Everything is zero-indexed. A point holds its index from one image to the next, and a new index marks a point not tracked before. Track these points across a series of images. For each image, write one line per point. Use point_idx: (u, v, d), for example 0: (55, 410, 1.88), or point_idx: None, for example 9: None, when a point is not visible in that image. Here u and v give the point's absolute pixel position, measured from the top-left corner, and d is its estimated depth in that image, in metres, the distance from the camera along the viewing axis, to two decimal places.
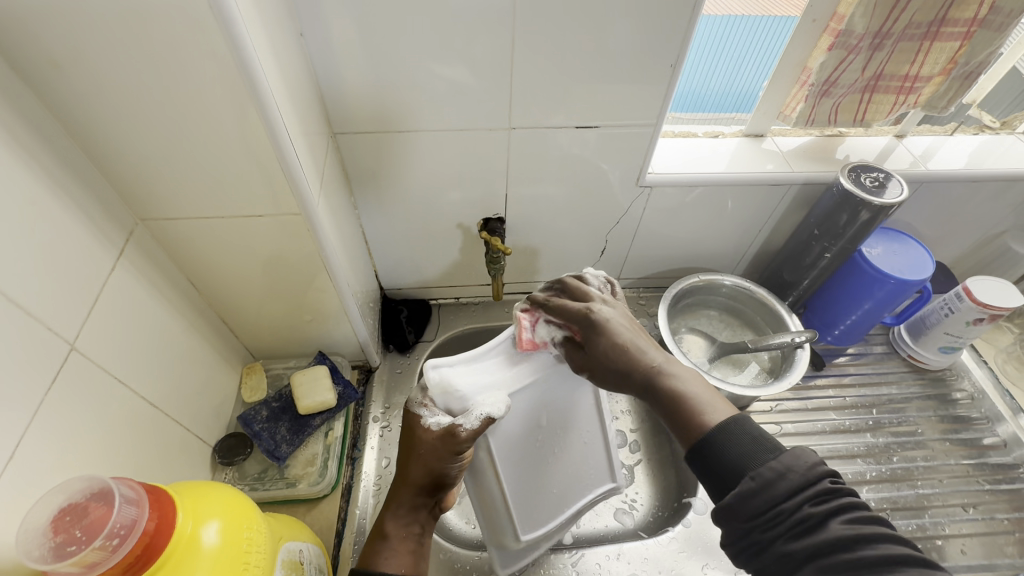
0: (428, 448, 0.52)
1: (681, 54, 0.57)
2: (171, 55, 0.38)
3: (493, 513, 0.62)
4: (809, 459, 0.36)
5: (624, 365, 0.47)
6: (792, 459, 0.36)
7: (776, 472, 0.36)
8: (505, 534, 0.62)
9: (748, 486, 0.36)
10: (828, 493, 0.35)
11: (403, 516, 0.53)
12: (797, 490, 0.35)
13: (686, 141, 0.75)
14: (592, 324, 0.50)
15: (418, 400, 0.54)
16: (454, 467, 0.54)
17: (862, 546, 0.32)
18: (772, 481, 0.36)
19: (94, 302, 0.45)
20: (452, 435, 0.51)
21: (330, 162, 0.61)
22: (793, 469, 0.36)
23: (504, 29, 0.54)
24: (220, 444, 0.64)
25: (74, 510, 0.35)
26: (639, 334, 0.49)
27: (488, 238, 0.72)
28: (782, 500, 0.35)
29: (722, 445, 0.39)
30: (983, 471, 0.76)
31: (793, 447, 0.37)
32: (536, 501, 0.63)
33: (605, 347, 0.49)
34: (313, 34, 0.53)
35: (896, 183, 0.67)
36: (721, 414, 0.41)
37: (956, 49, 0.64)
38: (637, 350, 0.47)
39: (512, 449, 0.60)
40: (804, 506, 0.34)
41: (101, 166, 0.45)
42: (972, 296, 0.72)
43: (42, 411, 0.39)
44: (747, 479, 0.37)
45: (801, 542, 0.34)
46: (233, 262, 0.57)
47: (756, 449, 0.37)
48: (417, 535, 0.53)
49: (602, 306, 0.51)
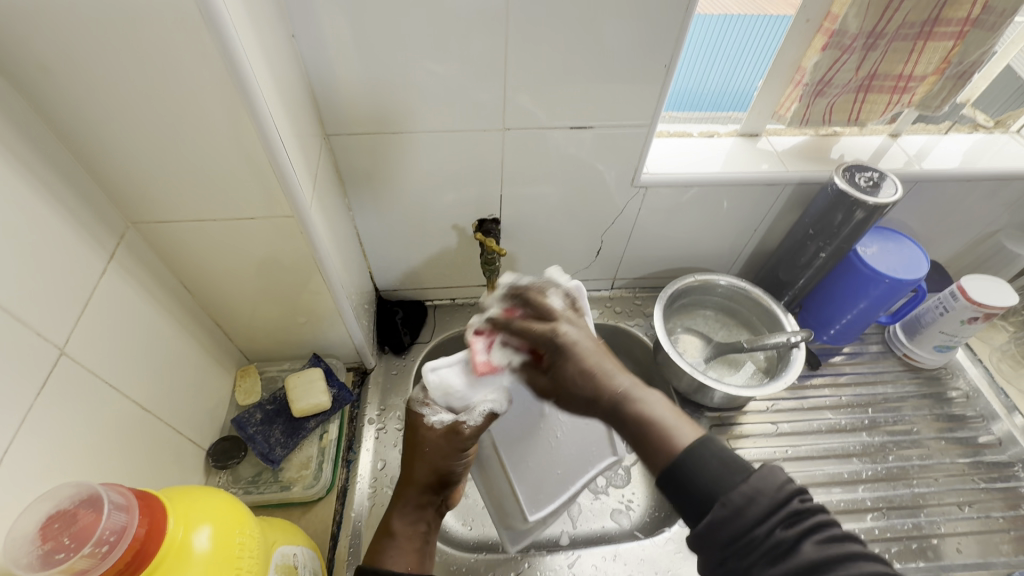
0: (433, 445, 0.56)
1: (675, 55, 0.57)
2: (161, 56, 0.38)
3: (500, 497, 0.65)
4: (777, 479, 0.36)
5: (591, 392, 0.46)
6: (761, 481, 0.36)
7: (747, 497, 0.36)
8: (513, 516, 0.65)
9: (722, 513, 0.36)
10: (797, 514, 0.35)
11: (409, 515, 0.55)
12: (769, 514, 0.35)
13: (681, 140, 0.75)
14: (557, 347, 0.48)
15: (421, 399, 0.58)
16: (459, 464, 0.57)
17: (836, 568, 0.33)
18: (744, 506, 0.35)
19: (85, 307, 0.44)
20: (455, 433, 0.55)
21: (324, 163, 0.61)
22: (763, 492, 0.36)
23: (497, 30, 0.54)
24: (215, 448, 0.64)
25: (63, 516, 0.34)
26: (604, 358, 0.47)
27: (483, 239, 0.72)
28: (755, 525, 0.35)
29: (692, 470, 0.38)
30: (978, 469, 0.76)
31: (760, 470, 0.36)
32: (539, 482, 0.65)
33: (572, 372, 0.47)
34: (305, 34, 0.52)
35: (890, 183, 0.67)
36: (690, 435, 0.41)
37: (949, 48, 0.64)
38: (603, 374, 0.46)
39: (510, 436, 0.65)
40: (776, 530, 0.35)
41: (91, 169, 0.45)
42: (966, 295, 0.72)
43: (31, 417, 0.39)
44: (720, 505, 0.36)
45: (778, 566, 0.34)
46: (226, 264, 0.57)
47: (725, 473, 0.37)
48: (422, 534, 0.55)
49: (567, 327, 0.49)
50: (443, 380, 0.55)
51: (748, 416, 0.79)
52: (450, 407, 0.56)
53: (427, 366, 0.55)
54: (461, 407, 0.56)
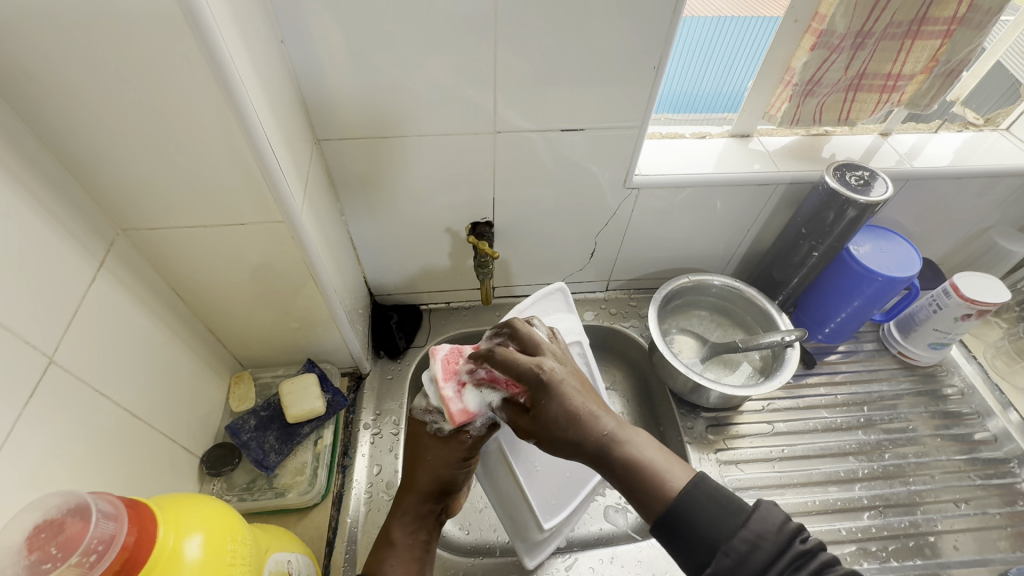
0: (435, 455, 0.55)
1: (664, 56, 0.58)
2: (145, 57, 0.38)
3: (512, 506, 0.64)
4: (776, 522, 0.36)
5: (575, 435, 0.43)
6: (761, 524, 0.37)
7: (748, 543, 0.36)
8: (529, 527, 0.63)
9: (725, 561, 0.36)
10: (800, 556, 0.35)
11: (409, 524, 0.54)
12: (772, 560, 0.35)
13: (673, 141, 0.76)
14: (541, 385, 0.44)
15: (423, 408, 0.56)
16: (461, 472, 0.56)
17: None
18: (746, 552, 0.36)
19: (75, 312, 0.44)
20: (458, 440, 0.54)
21: (315, 168, 0.61)
22: (764, 536, 0.36)
23: (486, 34, 0.54)
24: (208, 456, 0.64)
25: (49, 527, 0.34)
26: (592, 396, 0.44)
27: (476, 242, 0.72)
28: (761, 571, 0.35)
29: (690, 515, 0.38)
30: (974, 466, 0.76)
31: (757, 512, 0.37)
32: (549, 485, 0.65)
33: (558, 414, 0.43)
34: (294, 40, 0.52)
35: (881, 182, 0.67)
36: (682, 476, 0.40)
37: (937, 47, 0.65)
38: (590, 418, 0.43)
39: (520, 441, 0.65)
40: (782, 575, 0.35)
41: (78, 174, 0.44)
42: (959, 291, 0.72)
43: (22, 422, 0.39)
44: (723, 553, 0.36)
45: None
46: (219, 271, 0.57)
47: (724, 514, 0.38)
48: (423, 542, 0.54)
49: (552, 363, 0.46)
50: (443, 384, 0.54)
51: (744, 416, 0.79)
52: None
53: (425, 375, 0.55)
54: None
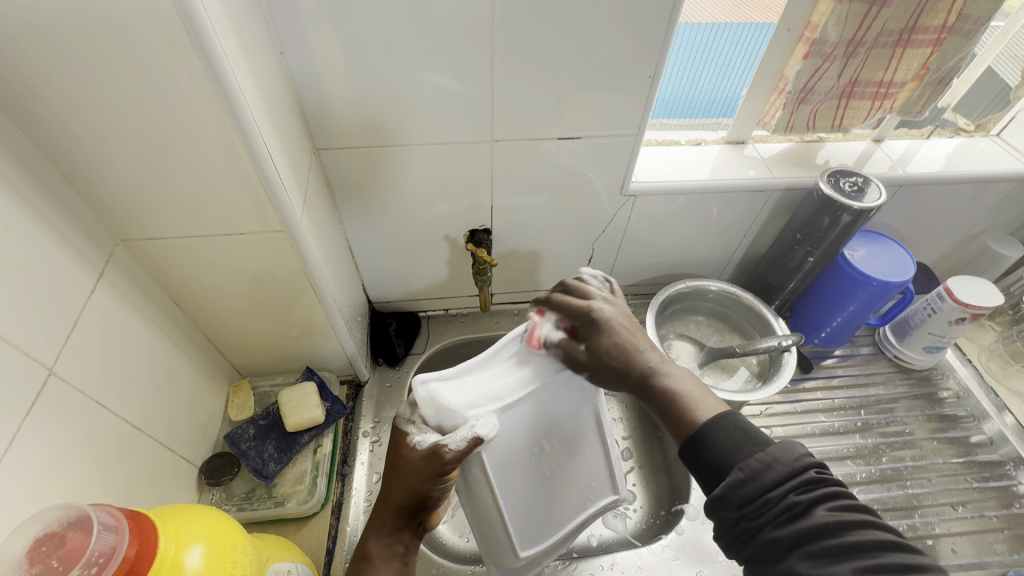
0: (410, 466, 0.49)
1: (659, 65, 0.58)
2: (144, 71, 0.38)
3: (490, 533, 0.58)
4: (796, 452, 0.37)
5: (624, 364, 0.49)
6: (781, 451, 0.38)
7: (764, 463, 0.37)
8: (503, 555, 0.60)
9: (738, 476, 0.38)
10: (813, 483, 0.36)
11: (386, 536, 0.51)
12: (783, 480, 0.36)
13: (669, 148, 0.77)
14: (593, 322, 0.52)
15: (407, 417, 0.52)
16: (438, 488, 0.51)
17: (845, 531, 0.34)
18: (760, 471, 0.37)
19: (75, 324, 0.45)
20: (436, 454, 0.48)
21: (314, 177, 0.61)
22: (781, 460, 0.37)
23: (484, 42, 0.54)
24: (206, 466, 0.63)
25: (51, 539, 0.34)
26: (637, 335, 0.51)
27: (474, 249, 0.72)
28: (769, 489, 0.37)
29: (713, 436, 0.40)
30: (971, 468, 0.76)
31: (779, 441, 0.38)
32: (535, 518, 0.60)
33: (607, 345, 0.51)
34: (293, 50, 0.53)
35: (874, 188, 0.68)
36: (712, 408, 0.43)
37: (927, 55, 0.66)
38: (635, 348, 0.50)
39: (505, 465, 0.56)
40: (789, 495, 0.36)
41: (78, 186, 0.45)
42: (953, 295, 0.73)
43: (24, 430, 0.39)
44: (737, 469, 0.38)
45: (787, 530, 0.35)
46: (218, 281, 0.57)
47: (746, 442, 0.39)
48: (401, 555, 0.51)
49: (603, 305, 0.53)
50: (434, 395, 0.50)
51: None
52: (438, 427, 0.50)
53: (417, 379, 0.50)
54: (452, 428, 0.51)
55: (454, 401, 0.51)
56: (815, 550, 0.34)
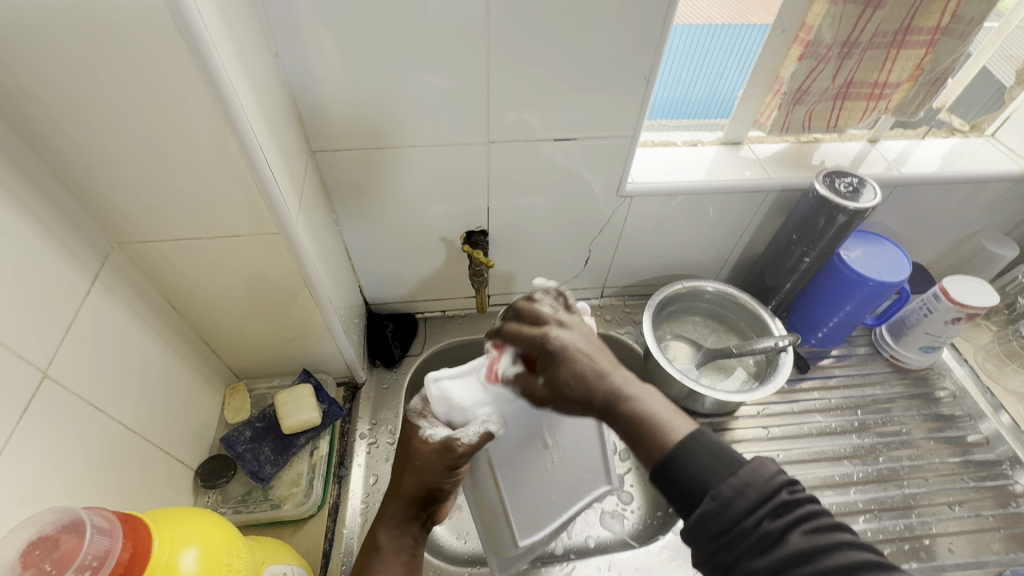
0: (423, 459, 0.51)
1: (655, 67, 0.59)
2: (140, 74, 0.38)
3: (492, 522, 0.60)
4: (766, 473, 0.37)
5: (585, 394, 0.46)
6: (751, 475, 0.37)
7: (735, 490, 0.37)
8: (503, 544, 0.61)
9: (711, 506, 0.37)
10: (785, 505, 0.36)
11: (395, 528, 0.51)
12: (757, 506, 0.36)
13: (665, 148, 0.77)
14: (549, 353, 0.48)
15: (418, 411, 0.54)
16: (448, 481, 0.52)
17: (821, 555, 0.34)
18: (732, 498, 0.36)
19: (70, 326, 0.44)
20: (449, 448, 0.50)
21: (310, 179, 0.61)
22: (752, 485, 0.37)
23: (480, 43, 0.54)
24: (202, 468, 0.63)
25: (44, 543, 0.34)
26: (598, 358, 0.47)
27: (472, 251, 0.73)
28: (744, 516, 0.36)
29: (683, 461, 0.39)
30: (968, 468, 0.77)
31: (749, 463, 0.37)
32: (534, 508, 0.62)
33: (566, 375, 0.47)
34: (288, 52, 0.53)
35: (870, 188, 0.68)
36: (683, 430, 0.42)
37: (921, 56, 0.66)
38: (596, 374, 0.46)
39: (509, 455, 0.60)
40: (764, 521, 0.35)
41: (71, 187, 0.45)
42: (948, 295, 0.73)
43: (18, 433, 0.39)
44: (709, 498, 0.37)
45: (766, 557, 0.35)
46: (214, 284, 0.57)
47: (717, 465, 0.38)
48: (410, 548, 0.51)
49: (559, 331, 0.49)
50: (445, 393, 0.52)
51: (739, 421, 0.80)
52: (449, 423, 0.52)
53: (431, 377, 0.53)
54: (462, 424, 0.53)
55: (464, 398, 0.53)
56: None
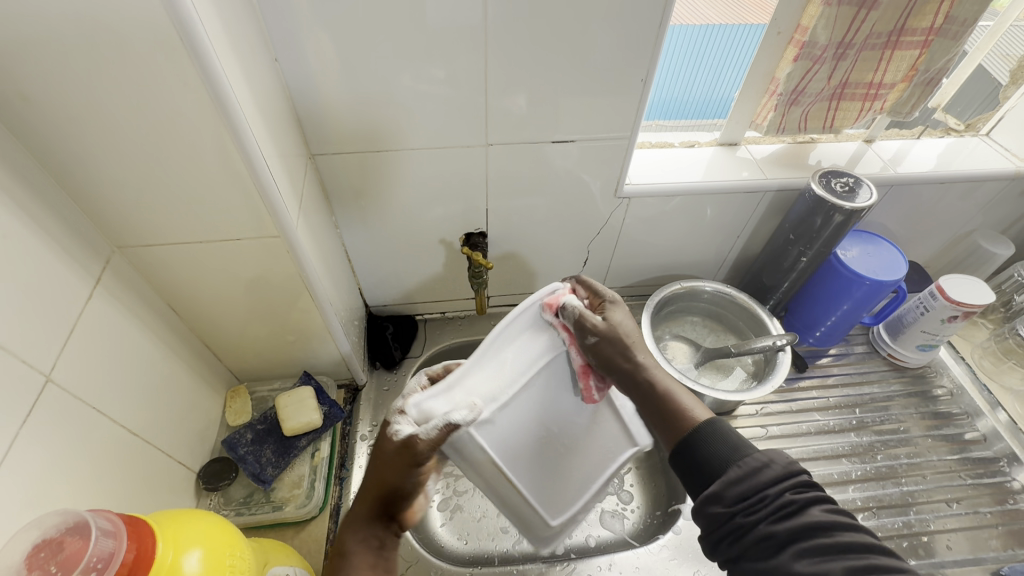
0: (387, 455, 0.48)
1: (651, 69, 0.59)
2: (141, 81, 0.39)
3: (517, 510, 0.58)
4: (789, 458, 0.42)
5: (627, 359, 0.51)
6: (776, 454, 0.42)
7: (762, 462, 0.42)
8: (534, 525, 0.59)
9: (737, 472, 0.42)
10: (805, 485, 0.40)
11: (361, 530, 0.47)
12: (780, 478, 0.40)
13: (662, 149, 0.77)
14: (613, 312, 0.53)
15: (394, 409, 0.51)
16: (412, 480, 0.48)
17: (835, 530, 0.37)
18: (758, 469, 0.41)
19: (72, 331, 0.45)
20: (408, 444, 0.46)
21: (309, 182, 0.61)
22: (776, 461, 0.42)
23: (477, 46, 0.55)
24: (204, 470, 0.64)
25: (49, 545, 0.34)
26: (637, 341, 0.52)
27: (471, 253, 0.73)
28: (766, 486, 0.40)
29: (710, 439, 0.45)
30: (965, 465, 0.77)
31: (774, 446, 0.43)
32: (554, 483, 0.58)
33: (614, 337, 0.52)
34: (287, 57, 0.53)
35: (866, 188, 0.68)
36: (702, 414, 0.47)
37: (916, 57, 0.66)
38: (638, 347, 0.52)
39: (510, 447, 0.54)
40: (785, 492, 0.40)
41: (72, 193, 0.45)
42: (945, 294, 0.74)
43: (22, 436, 0.39)
44: (735, 467, 0.42)
45: (783, 524, 0.38)
46: (215, 287, 0.57)
47: (742, 445, 0.44)
48: (377, 550, 0.46)
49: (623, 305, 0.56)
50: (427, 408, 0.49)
51: (738, 420, 0.80)
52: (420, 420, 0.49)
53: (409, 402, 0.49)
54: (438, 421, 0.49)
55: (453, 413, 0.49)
56: (808, 544, 0.37)
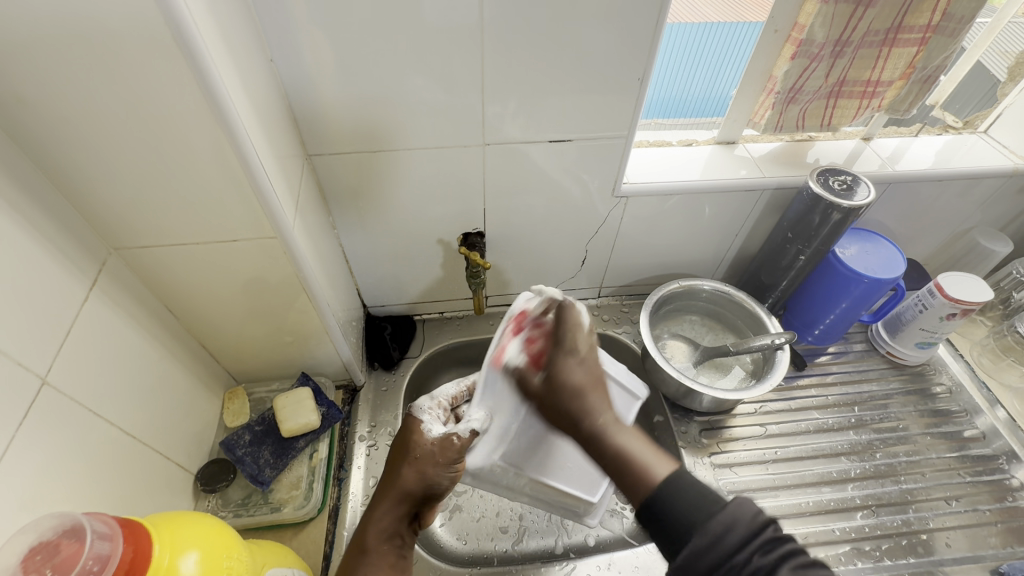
0: (424, 453, 0.50)
1: (648, 67, 0.59)
2: (137, 80, 0.38)
3: (560, 500, 0.67)
4: (751, 509, 0.36)
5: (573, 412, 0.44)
6: (737, 509, 0.36)
7: (724, 525, 0.36)
8: (579, 508, 0.68)
9: (701, 542, 0.36)
10: (772, 542, 0.35)
11: (386, 530, 0.48)
12: (746, 542, 0.35)
13: (661, 148, 0.77)
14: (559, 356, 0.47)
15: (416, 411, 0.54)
16: (447, 479, 0.51)
17: None
18: (722, 534, 0.36)
19: (67, 334, 0.45)
20: (448, 444, 0.51)
21: (306, 182, 0.61)
22: (739, 521, 0.36)
23: (473, 45, 0.55)
24: (202, 472, 0.63)
25: (45, 548, 0.34)
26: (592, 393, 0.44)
27: (468, 253, 0.73)
28: (733, 552, 0.35)
29: (669, 499, 0.38)
30: (964, 463, 0.77)
31: (733, 499, 0.37)
32: (579, 471, 0.66)
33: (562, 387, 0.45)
34: (283, 58, 0.53)
35: (864, 186, 0.68)
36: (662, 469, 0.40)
37: (913, 54, 0.66)
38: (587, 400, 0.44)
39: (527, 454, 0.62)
40: (753, 558, 0.34)
41: (68, 194, 0.45)
42: (943, 292, 0.74)
43: (19, 438, 0.39)
44: (698, 535, 0.36)
45: None
46: (212, 288, 0.57)
47: (703, 501, 0.37)
48: (398, 548, 0.49)
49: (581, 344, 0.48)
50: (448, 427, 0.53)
51: (737, 419, 0.80)
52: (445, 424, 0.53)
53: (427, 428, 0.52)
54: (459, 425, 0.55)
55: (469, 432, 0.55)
56: None
